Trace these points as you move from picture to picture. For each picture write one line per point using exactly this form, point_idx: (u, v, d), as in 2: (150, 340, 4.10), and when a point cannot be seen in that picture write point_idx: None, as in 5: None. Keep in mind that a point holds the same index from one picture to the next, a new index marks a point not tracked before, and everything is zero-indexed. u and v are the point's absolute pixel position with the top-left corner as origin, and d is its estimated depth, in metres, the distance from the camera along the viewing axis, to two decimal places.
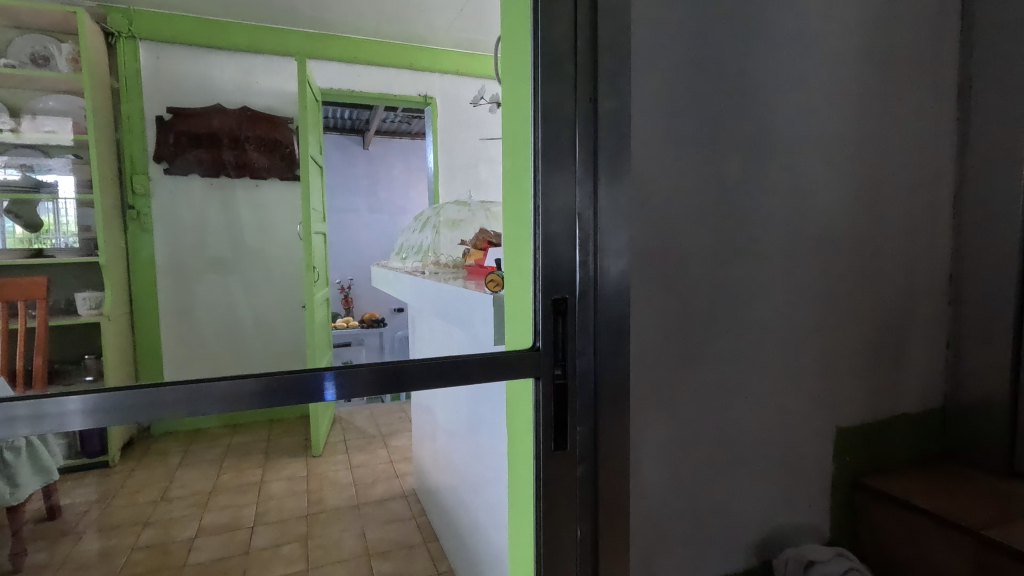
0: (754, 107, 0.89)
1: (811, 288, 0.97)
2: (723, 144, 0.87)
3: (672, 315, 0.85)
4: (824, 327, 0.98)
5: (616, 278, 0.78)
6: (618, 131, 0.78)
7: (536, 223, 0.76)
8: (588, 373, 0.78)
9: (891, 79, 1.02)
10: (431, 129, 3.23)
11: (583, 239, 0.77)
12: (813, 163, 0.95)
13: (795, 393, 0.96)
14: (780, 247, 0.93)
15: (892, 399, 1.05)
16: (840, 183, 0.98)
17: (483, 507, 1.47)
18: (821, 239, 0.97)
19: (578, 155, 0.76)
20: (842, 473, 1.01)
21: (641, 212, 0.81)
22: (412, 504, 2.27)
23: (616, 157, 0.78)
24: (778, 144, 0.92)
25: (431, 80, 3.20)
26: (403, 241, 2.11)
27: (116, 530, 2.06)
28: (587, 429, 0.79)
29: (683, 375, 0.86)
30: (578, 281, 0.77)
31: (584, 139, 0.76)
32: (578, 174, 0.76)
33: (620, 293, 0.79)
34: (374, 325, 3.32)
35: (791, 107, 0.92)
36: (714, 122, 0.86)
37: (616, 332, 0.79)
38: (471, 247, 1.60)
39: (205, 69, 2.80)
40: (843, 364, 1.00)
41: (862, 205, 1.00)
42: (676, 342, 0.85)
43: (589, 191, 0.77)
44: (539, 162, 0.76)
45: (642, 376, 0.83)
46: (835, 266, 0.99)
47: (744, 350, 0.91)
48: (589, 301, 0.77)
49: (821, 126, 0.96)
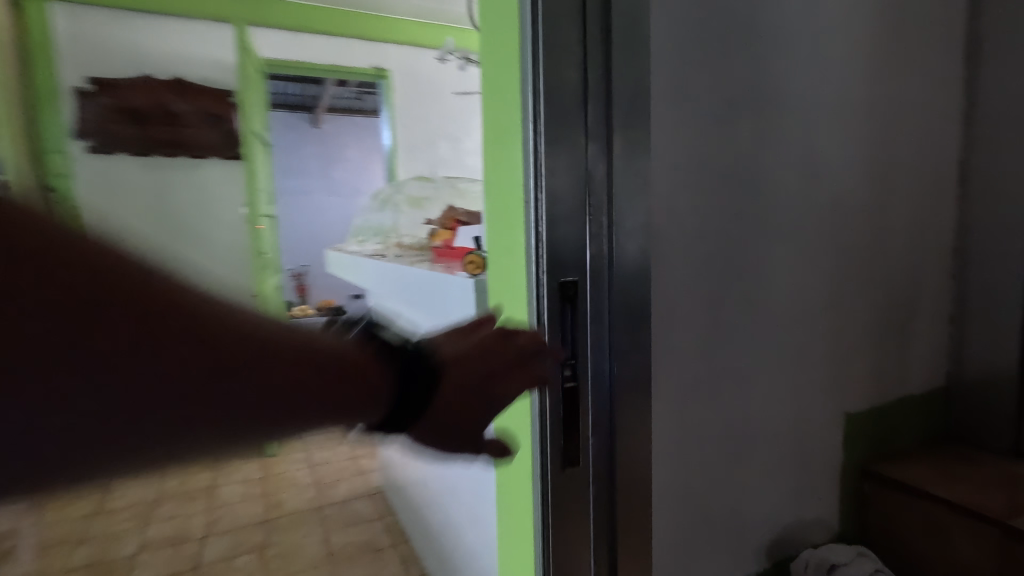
0: (772, 58, 0.77)
1: (824, 265, 0.87)
2: (749, 99, 0.75)
3: (690, 297, 0.73)
4: (839, 306, 0.90)
5: (636, 260, 0.67)
6: (631, 82, 0.65)
7: (538, 193, 0.63)
8: (602, 368, 0.66)
9: (908, 38, 0.94)
10: (386, 106, 2.87)
11: (596, 210, 0.65)
12: (829, 126, 0.85)
13: (810, 382, 0.87)
14: (795, 221, 0.83)
15: (899, 382, 0.99)
16: (853, 150, 0.89)
17: (454, 504, 1.37)
18: (837, 209, 0.88)
19: (587, 109, 0.63)
20: (851, 461, 0.94)
21: (660, 178, 0.69)
22: (379, 503, 2.13)
23: (632, 113, 0.65)
24: (797, 103, 0.81)
25: (386, 52, 2.85)
26: (361, 223, 1.92)
27: (48, 550, 1.84)
28: (602, 431, 0.68)
29: (704, 364, 0.75)
30: (591, 261, 0.65)
31: (595, 90, 0.64)
32: (589, 134, 0.64)
33: (640, 274, 0.67)
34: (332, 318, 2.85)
35: (809, 60, 0.81)
36: (742, 73, 0.74)
37: (634, 320, 0.67)
38: (437, 228, 1.45)
39: (131, 35, 2.38)
40: (854, 348, 0.93)
41: (874, 173, 0.92)
42: (696, 328, 0.74)
43: (601, 154, 0.65)
44: (540, 116, 0.62)
45: (662, 367, 0.72)
46: (846, 240, 0.90)
47: (765, 334, 0.81)
48: (603, 284, 0.66)
49: (836, 84, 0.85)
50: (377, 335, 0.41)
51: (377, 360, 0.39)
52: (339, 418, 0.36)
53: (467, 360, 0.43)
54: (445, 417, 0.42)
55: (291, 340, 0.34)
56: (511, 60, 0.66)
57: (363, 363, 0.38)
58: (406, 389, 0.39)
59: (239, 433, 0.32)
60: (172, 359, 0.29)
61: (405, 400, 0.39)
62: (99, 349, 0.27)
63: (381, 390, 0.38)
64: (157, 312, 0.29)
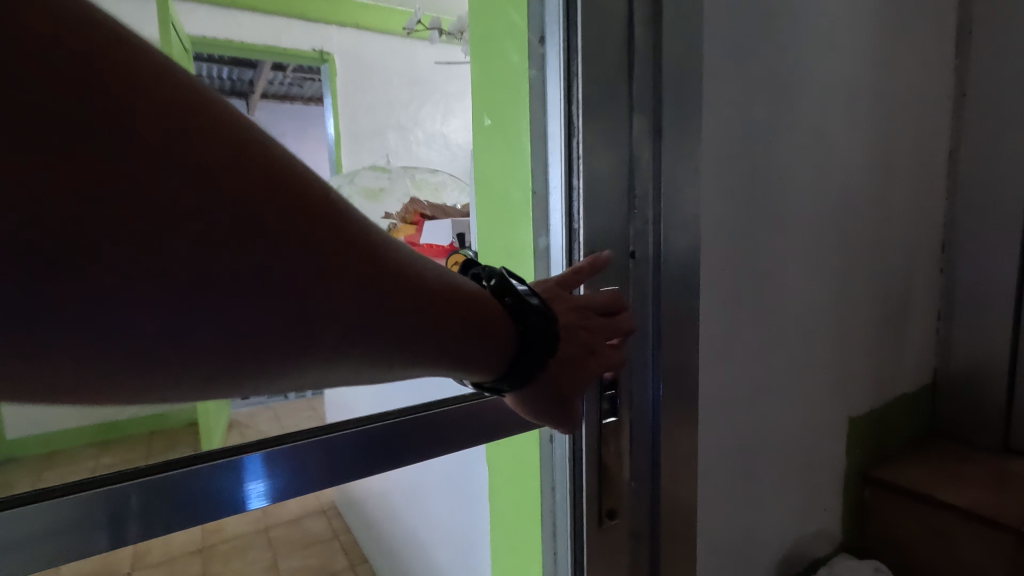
0: (818, 17, 0.65)
1: (847, 259, 0.78)
2: (798, 71, 0.62)
3: (743, 316, 0.58)
4: (854, 309, 0.82)
5: (685, 259, 0.51)
6: (686, 25, 0.49)
7: (569, 184, 0.47)
8: (647, 397, 0.51)
9: (915, 20, 0.87)
10: (329, 92, 2.67)
11: (641, 197, 0.50)
12: (858, 105, 0.75)
13: (826, 390, 0.80)
14: (830, 211, 0.72)
15: (895, 381, 0.95)
16: (872, 134, 0.80)
17: (420, 525, 1.25)
18: (859, 199, 0.79)
19: (632, 64, 0.48)
20: (853, 468, 0.89)
21: (715, 163, 0.53)
22: (333, 520, 1.98)
23: (686, 69, 0.49)
24: (834, 75, 0.69)
25: (328, 33, 2.62)
26: None
27: None
28: (643, 486, 0.53)
29: (752, 394, 0.61)
30: (634, 264, 0.49)
31: (641, 38, 0.48)
32: (632, 95, 0.48)
33: (690, 276, 0.51)
34: None
35: (844, 26, 0.70)
36: (794, 40, 0.61)
37: (685, 337, 0.52)
38: (400, 223, 1.34)
39: None
40: (862, 350, 0.86)
41: (886, 162, 0.85)
42: (746, 352, 0.59)
43: (647, 120, 0.49)
44: (575, 84, 0.46)
45: (712, 404, 0.56)
46: (863, 232, 0.82)
47: (806, 351, 0.69)
48: (650, 292, 0.50)
49: (864, 58, 0.76)
50: (503, 289, 0.35)
51: (503, 310, 0.34)
52: (470, 359, 0.32)
53: (572, 320, 0.40)
54: (546, 382, 0.37)
55: (428, 271, 0.29)
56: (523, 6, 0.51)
57: (490, 312, 0.33)
58: (529, 347, 0.34)
59: (371, 365, 0.27)
60: (339, 265, 0.24)
61: (519, 361, 0.34)
62: (254, 241, 0.21)
63: (503, 348, 0.34)
64: (309, 205, 0.23)
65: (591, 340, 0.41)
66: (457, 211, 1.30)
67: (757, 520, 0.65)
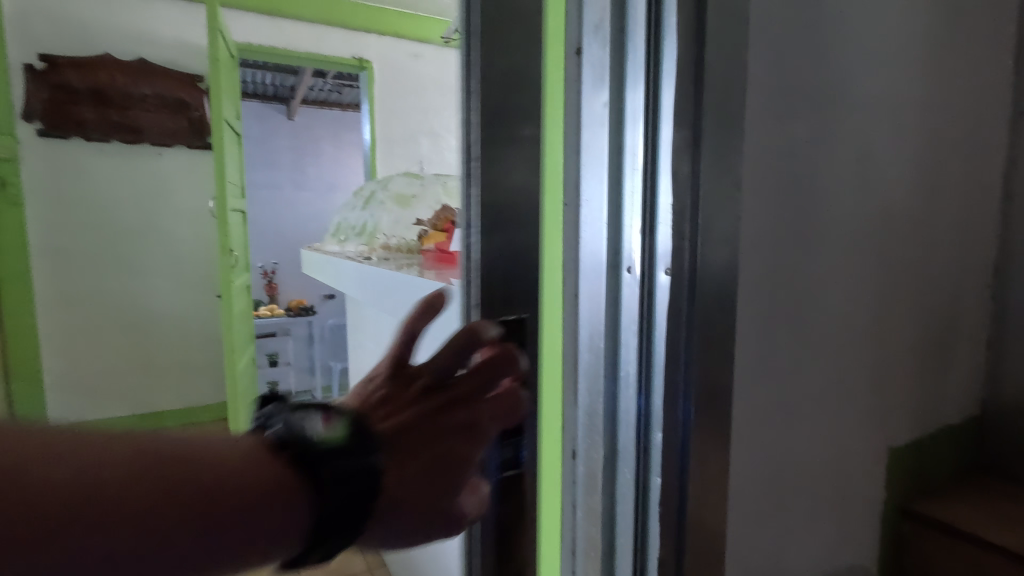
0: (864, 31, 0.62)
1: (889, 283, 0.74)
2: (841, 84, 0.59)
3: (776, 338, 0.55)
4: (894, 333, 0.78)
5: (722, 271, 0.46)
6: (735, 20, 0.44)
7: (604, 191, 0.46)
8: (676, 419, 0.45)
9: (968, 33, 0.83)
10: (367, 99, 2.71)
11: (682, 203, 0.43)
12: (905, 123, 0.72)
13: (863, 421, 0.75)
14: (872, 231, 0.68)
15: (937, 411, 0.90)
16: (919, 153, 0.76)
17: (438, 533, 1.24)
18: (904, 220, 0.75)
19: (670, 48, 0.42)
20: (890, 500, 0.83)
21: (751, 174, 0.50)
22: None
23: (733, 73, 0.45)
24: (881, 90, 0.66)
25: (367, 41, 2.67)
26: (340, 220, 1.77)
27: None
28: (669, 526, 0.47)
29: (782, 422, 0.58)
30: (669, 276, 0.44)
31: (689, 25, 0.42)
32: (665, 88, 0.43)
33: (724, 289, 0.46)
34: (303, 314, 3.69)
35: (893, 40, 0.67)
36: (837, 52, 0.58)
37: (717, 358, 0.47)
38: (430, 230, 1.36)
39: (84, 10, 2.28)
40: (903, 380, 0.81)
41: (934, 182, 0.81)
42: (777, 378, 0.57)
43: (688, 115, 0.43)
44: (475, 104, 0.49)
45: (739, 431, 0.53)
46: (908, 255, 0.77)
47: (841, 377, 0.66)
48: (684, 304, 0.44)
49: (912, 74, 0.72)
50: (287, 434, 0.31)
51: (289, 466, 0.30)
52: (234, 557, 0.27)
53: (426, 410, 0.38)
54: (423, 494, 0.34)
55: (94, 470, 0.24)
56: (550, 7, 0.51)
57: (253, 478, 0.28)
58: (345, 496, 0.29)
59: None
60: None
61: (337, 513, 0.29)
62: None
63: (294, 516, 0.28)
64: None
65: (459, 416, 0.38)
66: None
67: (786, 550, 0.62)
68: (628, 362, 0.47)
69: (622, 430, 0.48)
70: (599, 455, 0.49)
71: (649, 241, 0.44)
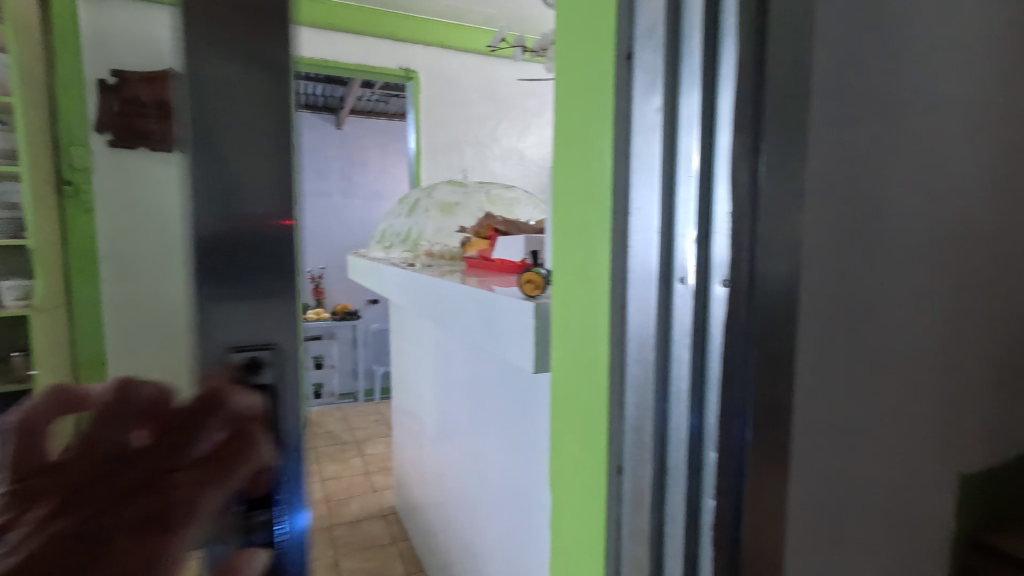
0: (939, 35, 0.58)
1: (962, 299, 0.69)
2: (913, 85, 0.56)
3: (838, 358, 0.52)
4: (967, 351, 0.72)
5: (781, 280, 0.44)
6: (801, 21, 0.42)
7: (655, 199, 0.45)
8: (731, 440, 0.43)
9: None
10: (412, 109, 2.76)
11: (741, 212, 0.41)
12: (980, 129, 0.67)
13: (931, 446, 0.70)
14: (944, 245, 0.64)
15: (1014, 438, 0.83)
16: (996, 163, 0.71)
17: (475, 535, 1.24)
18: (979, 232, 0.70)
19: (732, 49, 0.41)
20: (960, 533, 0.77)
21: (815, 183, 0.48)
22: (392, 526, 1.99)
23: (797, 78, 0.43)
24: (956, 94, 0.62)
25: (414, 53, 2.73)
26: (384, 228, 1.79)
27: None
28: (723, 550, 0.44)
29: (843, 445, 0.54)
30: (728, 288, 0.42)
31: (754, 29, 0.41)
32: (721, 93, 0.41)
33: (784, 299, 0.44)
34: (347, 318, 3.78)
35: (968, 43, 0.63)
36: (908, 57, 0.54)
37: (775, 372, 0.44)
38: (473, 236, 1.37)
39: None
40: (977, 403, 0.75)
41: (1011, 191, 0.75)
42: (840, 397, 0.53)
43: (748, 120, 0.41)
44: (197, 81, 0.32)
45: (798, 455, 0.50)
46: (983, 269, 0.72)
47: (909, 397, 0.61)
48: (741, 316, 0.42)
49: (988, 77, 0.67)
50: None
51: None
52: None
53: None
54: None
55: None
56: (602, 14, 0.50)
57: None
58: None
59: None
60: None
61: None
62: None
63: None
64: None
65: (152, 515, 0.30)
66: (530, 225, 1.31)
67: None
68: (680, 378, 0.45)
69: (673, 449, 0.46)
70: (647, 473, 0.47)
71: (704, 251, 0.42)
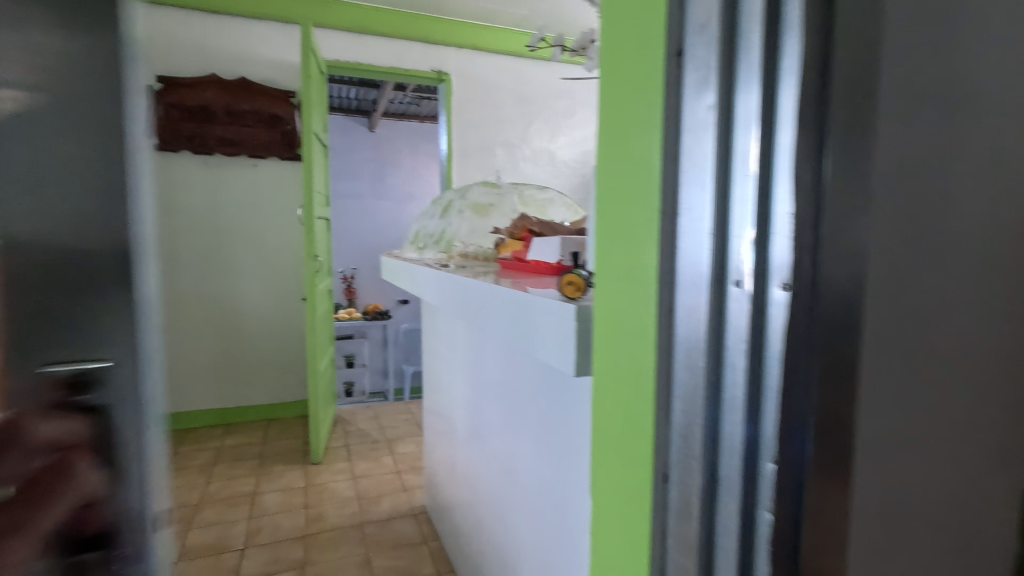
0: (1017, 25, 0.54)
1: None
2: (983, 79, 0.52)
3: (900, 370, 0.49)
4: None
5: (844, 286, 0.42)
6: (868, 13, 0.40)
7: (706, 200, 0.43)
8: (789, 452, 0.42)
9: None
10: (444, 111, 2.78)
11: (803, 214, 0.40)
12: None
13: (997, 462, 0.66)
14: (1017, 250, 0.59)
15: None
16: None
17: (507, 536, 1.24)
18: None
19: (794, 45, 0.39)
20: None
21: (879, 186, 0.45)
22: (423, 526, 2.00)
23: (864, 74, 0.41)
24: None
25: (446, 55, 2.75)
26: (418, 229, 1.81)
27: (210, 529, 1.94)
28: (780, 564, 0.43)
29: (903, 459, 0.52)
30: (787, 294, 0.40)
31: (820, 24, 0.39)
32: (781, 91, 0.40)
33: (847, 307, 0.42)
34: (379, 317, 3.83)
35: None
36: (981, 50, 0.51)
37: (835, 381, 0.42)
38: (507, 237, 1.36)
39: (196, 35, 2.50)
40: None
41: None
42: (901, 410, 0.50)
43: (810, 119, 0.39)
44: None
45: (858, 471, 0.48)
46: None
47: (974, 408, 0.58)
48: (801, 323, 0.41)
49: None
50: None
51: None
52: None
53: None
54: None
55: None
56: (651, 11, 0.49)
57: None
58: None
59: None
60: None
61: None
62: None
63: None
64: None
65: None
66: (565, 226, 1.29)
67: None
68: (733, 386, 0.43)
69: (725, 458, 0.44)
70: (696, 482, 0.46)
71: (761, 255, 0.41)
